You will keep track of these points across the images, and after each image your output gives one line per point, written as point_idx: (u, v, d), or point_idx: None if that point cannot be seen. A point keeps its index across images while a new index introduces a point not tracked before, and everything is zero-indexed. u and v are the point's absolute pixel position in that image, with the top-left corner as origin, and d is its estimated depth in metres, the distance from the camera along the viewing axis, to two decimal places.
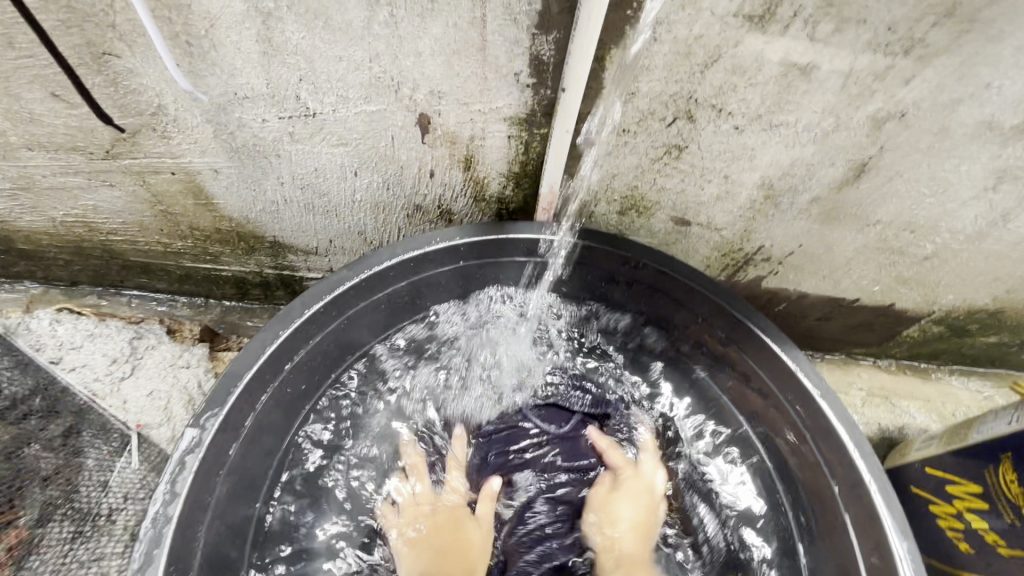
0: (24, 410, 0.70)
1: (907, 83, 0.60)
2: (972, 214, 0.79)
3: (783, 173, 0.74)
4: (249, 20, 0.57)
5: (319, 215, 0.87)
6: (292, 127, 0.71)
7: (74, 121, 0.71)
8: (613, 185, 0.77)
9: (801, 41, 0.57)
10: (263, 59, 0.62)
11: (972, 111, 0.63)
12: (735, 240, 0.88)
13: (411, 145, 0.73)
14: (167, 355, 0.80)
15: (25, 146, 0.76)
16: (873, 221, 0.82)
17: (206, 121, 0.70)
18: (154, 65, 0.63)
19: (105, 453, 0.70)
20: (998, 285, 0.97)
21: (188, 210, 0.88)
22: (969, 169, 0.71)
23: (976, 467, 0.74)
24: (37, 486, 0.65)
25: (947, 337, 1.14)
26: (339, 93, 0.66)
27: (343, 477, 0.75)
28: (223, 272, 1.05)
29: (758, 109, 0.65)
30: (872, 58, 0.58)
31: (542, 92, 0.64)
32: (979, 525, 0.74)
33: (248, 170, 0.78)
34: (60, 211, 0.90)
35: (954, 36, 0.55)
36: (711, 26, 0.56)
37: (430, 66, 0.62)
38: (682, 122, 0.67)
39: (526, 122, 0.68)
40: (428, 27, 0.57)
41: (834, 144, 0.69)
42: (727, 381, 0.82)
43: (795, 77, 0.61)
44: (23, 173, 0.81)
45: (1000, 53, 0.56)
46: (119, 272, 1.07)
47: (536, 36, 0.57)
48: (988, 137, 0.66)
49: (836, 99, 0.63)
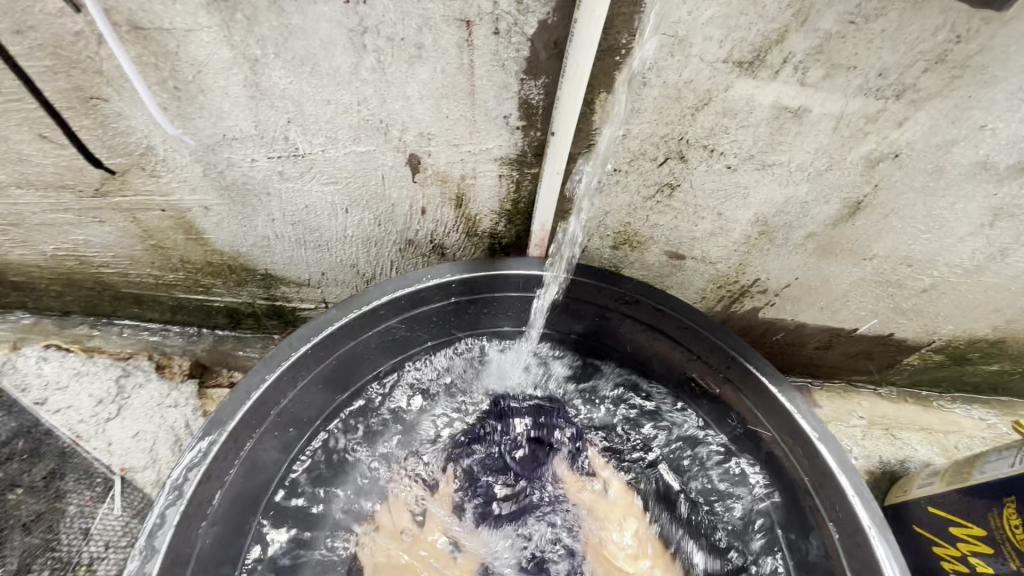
0: (7, 450, 0.70)
1: (900, 125, 0.60)
2: (970, 249, 0.78)
3: (777, 211, 0.73)
4: (236, 66, 0.57)
5: (311, 249, 0.87)
6: (282, 166, 0.70)
7: (63, 161, 0.71)
8: (606, 222, 0.77)
9: (792, 86, 0.56)
10: (251, 102, 0.61)
11: (967, 151, 0.62)
12: (731, 273, 0.87)
13: (401, 184, 0.72)
14: (155, 394, 0.78)
15: (14, 184, 0.75)
16: (870, 255, 0.81)
17: (195, 161, 0.70)
18: (141, 108, 0.62)
19: (87, 498, 0.68)
20: (999, 316, 0.95)
21: (179, 245, 0.88)
22: (965, 207, 0.70)
23: (980, 511, 0.72)
24: (20, 532, 0.66)
25: (948, 365, 1.13)
26: (328, 135, 0.65)
27: (342, 508, 0.76)
28: (216, 302, 1.04)
29: (751, 149, 0.64)
30: (864, 102, 0.57)
31: (532, 134, 0.64)
32: (985, 569, 0.73)
33: (238, 207, 0.78)
34: (51, 246, 0.90)
35: (946, 80, 0.54)
36: (700, 71, 0.55)
37: (419, 109, 0.61)
38: (674, 162, 0.66)
39: (516, 162, 0.68)
40: (416, 72, 0.57)
41: (827, 182, 0.68)
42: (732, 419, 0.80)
43: (787, 120, 0.60)
44: (13, 210, 0.81)
45: (994, 97, 0.56)
46: (112, 303, 1.06)
47: (524, 81, 0.57)
48: (984, 176, 0.65)
49: (830, 140, 0.62)
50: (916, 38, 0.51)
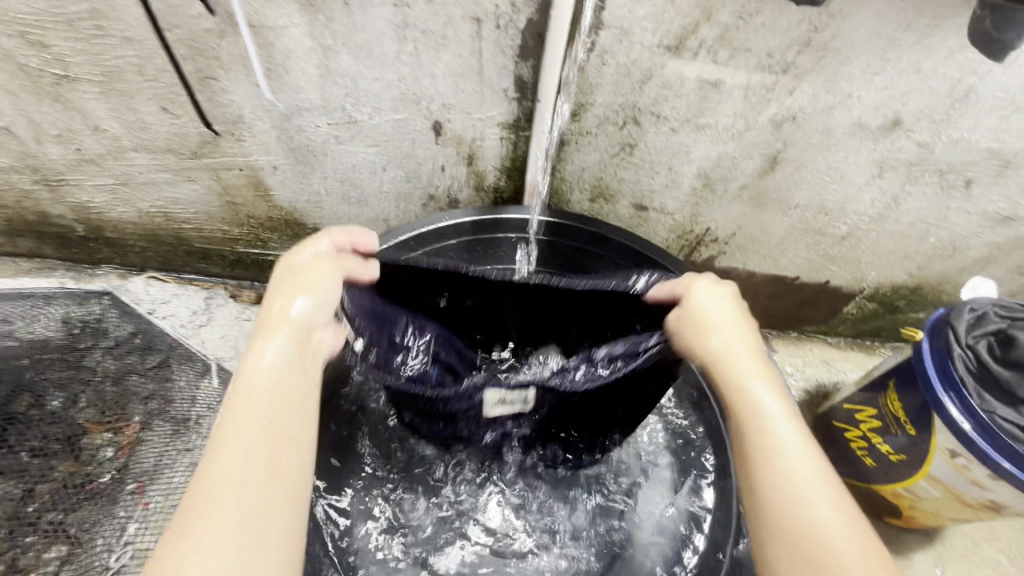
0: (127, 346, 0.92)
1: (791, 93, 0.82)
2: (869, 198, 1.00)
3: (714, 166, 0.96)
4: (314, 52, 0.81)
5: (353, 204, 1.10)
6: (338, 131, 0.94)
7: (174, 128, 0.95)
8: (584, 175, 1.00)
9: (709, 64, 0.79)
10: (321, 80, 0.85)
11: (844, 114, 0.85)
12: (686, 222, 1.09)
13: (427, 145, 0.95)
14: (233, 310, 1.04)
15: (133, 148, 0.99)
16: (793, 204, 1.03)
17: (273, 127, 0.94)
18: (241, 84, 0.86)
19: (192, 374, 0.92)
20: (911, 262, 1.16)
21: (248, 201, 1.11)
22: (856, 160, 0.92)
23: (879, 394, 0.92)
24: (139, 402, 0.87)
25: (882, 313, 1.33)
26: (375, 105, 0.89)
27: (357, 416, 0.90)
28: (270, 256, 1.27)
29: (686, 114, 0.87)
30: (761, 76, 0.80)
31: (525, 103, 0.87)
32: (878, 440, 0.92)
33: (301, 166, 1.01)
34: (147, 204, 1.14)
35: (816, 59, 0.77)
36: (642, 54, 0.78)
37: (442, 84, 0.85)
38: (631, 125, 0.89)
39: (513, 127, 0.91)
40: (441, 56, 0.80)
41: (748, 140, 0.91)
42: None
43: (709, 90, 0.83)
44: (126, 170, 1.04)
45: (853, 71, 0.78)
46: (183, 258, 1.30)
47: (518, 62, 0.80)
48: (863, 134, 0.88)
49: (743, 106, 0.85)
50: (788, 28, 0.73)
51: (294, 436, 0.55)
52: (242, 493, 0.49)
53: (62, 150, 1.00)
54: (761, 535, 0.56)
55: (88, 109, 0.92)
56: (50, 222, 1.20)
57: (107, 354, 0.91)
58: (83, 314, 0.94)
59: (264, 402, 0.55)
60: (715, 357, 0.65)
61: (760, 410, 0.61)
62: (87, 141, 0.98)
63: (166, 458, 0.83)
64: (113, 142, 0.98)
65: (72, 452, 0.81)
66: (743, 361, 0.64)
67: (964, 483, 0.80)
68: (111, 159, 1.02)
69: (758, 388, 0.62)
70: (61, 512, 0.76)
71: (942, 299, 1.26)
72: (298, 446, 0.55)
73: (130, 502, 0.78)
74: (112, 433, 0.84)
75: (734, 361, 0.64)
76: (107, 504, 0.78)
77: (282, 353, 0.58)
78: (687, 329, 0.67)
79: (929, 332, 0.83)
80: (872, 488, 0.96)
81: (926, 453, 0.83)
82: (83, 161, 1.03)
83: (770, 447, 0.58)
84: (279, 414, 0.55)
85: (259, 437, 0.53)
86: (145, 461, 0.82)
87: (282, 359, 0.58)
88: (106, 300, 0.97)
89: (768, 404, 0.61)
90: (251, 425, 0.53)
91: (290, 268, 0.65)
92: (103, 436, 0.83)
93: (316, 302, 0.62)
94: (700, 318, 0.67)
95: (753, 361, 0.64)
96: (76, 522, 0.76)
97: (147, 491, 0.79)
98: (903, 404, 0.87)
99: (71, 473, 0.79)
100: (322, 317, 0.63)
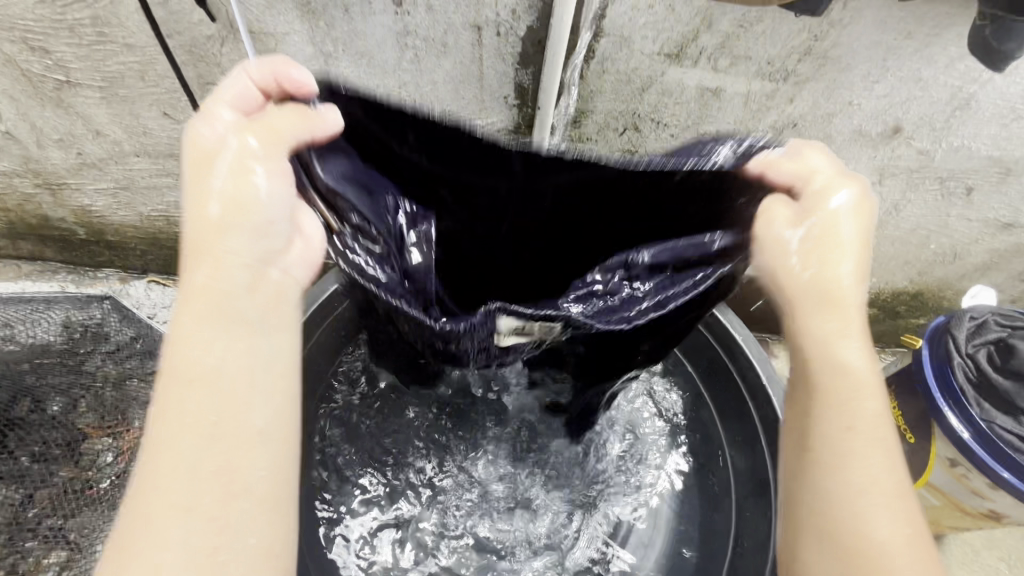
0: (127, 351, 0.93)
1: (791, 101, 0.82)
2: None
3: None
4: (315, 59, 0.81)
5: None
6: None
7: (176, 133, 0.95)
8: None
9: (709, 71, 0.79)
10: None
11: (844, 121, 0.85)
12: None
13: None
14: None
15: (134, 153, 1.00)
16: None
17: None
18: None
19: None
20: (911, 268, 1.16)
21: None
22: (856, 167, 0.92)
23: None
24: (139, 407, 0.88)
25: (882, 319, 1.32)
26: None
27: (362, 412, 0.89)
28: None
29: (686, 121, 0.87)
30: (761, 84, 0.80)
31: (525, 110, 0.87)
32: None
33: None
34: (148, 207, 1.14)
35: (816, 67, 0.77)
36: (642, 61, 0.78)
37: (442, 91, 0.85)
38: (631, 131, 0.89)
39: (514, 133, 0.91)
40: (442, 63, 0.81)
41: None
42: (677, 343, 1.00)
43: (709, 97, 0.83)
44: (127, 174, 1.05)
45: (853, 79, 0.78)
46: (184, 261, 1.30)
47: (518, 69, 0.80)
48: (863, 142, 0.88)
49: (743, 113, 0.85)
50: (789, 37, 0.73)
51: (251, 432, 0.46)
52: (186, 522, 0.42)
53: (63, 155, 1.01)
54: (805, 535, 0.52)
55: (90, 115, 0.92)
56: (52, 226, 1.20)
57: (107, 359, 0.91)
58: (83, 318, 0.94)
59: (201, 397, 0.45)
60: (818, 299, 0.51)
61: (848, 373, 0.51)
62: (89, 146, 0.98)
63: None
64: (114, 146, 0.98)
65: (71, 457, 0.82)
66: (843, 291, 0.51)
67: (963, 491, 0.80)
68: (112, 164, 1.02)
69: (850, 351, 0.51)
70: (60, 517, 0.77)
71: (943, 305, 1.25)
72: (261, 440, 0.46)
73: None
74: (112, 439, 0.85)
75: (845, 291, 0.51)
76: (106, 510, 0.79)
77: (214, 326, 0.46)
78: (772, 245, 0.53)
79: (929, 340, 0.83)
80: None
81: (926, 462, 0.83)
82: (85, 166, 1.03)
83: (837, 443, 0.50)
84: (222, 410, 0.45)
85: (202, 441, 0.44)
86: None
87: (219, 329, 0.46)
88: (106, 305, 0.96)
89: (853, 357, 0.51)
90: (189, 431, 0.44)
91: (214, 175, 0.49)
92: (103, 441, 0.84)
93: (252, 235, 0.49)
94: (814, 226, 0.51)
95: (857, 281, 0.51)
96: (76, 527, 0.77)
97: None
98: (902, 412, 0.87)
99: (71, 478, 0.80)
100: (276, 246, 0.51)
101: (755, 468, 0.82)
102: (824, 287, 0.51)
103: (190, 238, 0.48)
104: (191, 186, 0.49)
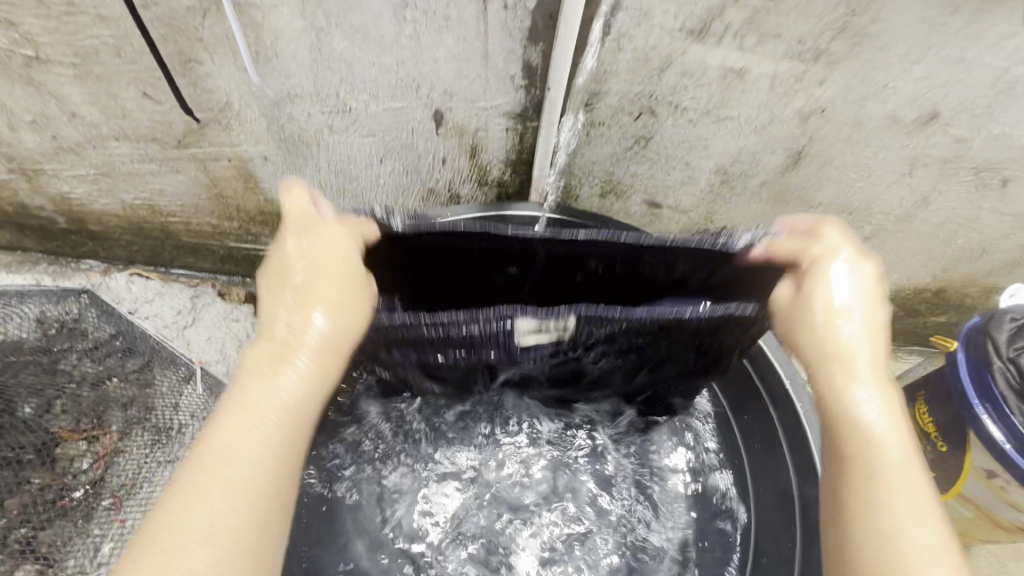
0: (107, 349, 0.87)
1: (822, 83, 0.76)
2: (897, 197, 0.94)
3: (733, 161, 0.90)
4: (305, 34, 0.74)
5: (348, 199, 1.04)
6: (332, 120, 0.87)
7: (157, 115, 0.88)
8: (595, 169, 0.94)
9: (734, 51, 0.73)
10: (313, 64, 0.79)
11: (877, 106, 0.79)
12: (701, 220, 1.03)
13: (427, 136, 0.89)
14: (221, 311, 0.99)
15: (112, 136, 0.93)
16: (816, 203, 0.97)
17: (262, 116, 0.87)
18: (228, 70, 0.80)
19: (175, 380, 0.87)
20: (935, 265, 1.10)
21: (238, 193, 1.05)
22: (886, 156, 0.86)
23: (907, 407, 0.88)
24: (120, 408, 0.82)
25: (900, 316, 1.27)
26: (371, 93, 0.82)
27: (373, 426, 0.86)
28: (262, 251, 1.21)
29: (707, 105, 0.81)
30: (790, 64, 0.74)
31: (533, 92, 0.81)
32: None
33: (292, 157, 0.95)
34: (130, 195, 1.07)
35: (851, 46, 0.71)
36: (662, 38, 0.72)
37: (444, 70, 0.78)
38: (647, 116, 0.83)
39: (520, 117, 0.85)
40: (444, 39, 0.74)
41: (772, 134, 0.84)
42: None
43: (733, 79, 0.77)
44: (106, 160, 0.98)
45: (891, 59, 0.72)
46: (171, 252, 1.24)
47: (527, 46, 0.74)
48: (895, 128, 0.82)
49: (768, 96, 0.79)
50: (823, 12, 0.67)
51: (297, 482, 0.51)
52: (206, 530, 0.44)
53: (37, 138, 0.94)
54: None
55: (63, 94, 0.85)
56: (30, 214, 1.14)
57: (84, 357, 0.85)
58: (59, 313, 0.88)
59: (244, 428, 0.49)
60: (826, 358, 0.57)
61: (864, 424, 0.54)
62: (64, 129, 0.92)
63: (145, 470, 0.78)
64: (91, 129, 0.92)
65: (44, 462, 0.74)
66: (858, 351, 0.57)
67: (998, 505, 0.75)
68: (90, 148, 0.96)
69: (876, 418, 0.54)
70: (30, 529, 0.69)
71: (965, 303, 1.20)
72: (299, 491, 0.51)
73: (105, 519, 0.73)
74: (89, 443, 0.78)
75: (852, 349, 0.56)
76: (80, 522, 0.72)
77: (279, 372, 0.52)
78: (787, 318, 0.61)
79: (965, 342, 0.78)
80: None
81: (959, 472, 0.78)
82: (61, 150, 0.96)
83: (863, 488, 0.52)
84: (260, 439, 0.49)
85: (224, 472, 0.46)
86: (122, 474, 0.77)
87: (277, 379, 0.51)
88: (84, 299, 0.90)
89: (870, 412, 0.54)
90: (221, 448, 0.48)
91: (305, 263, 0.57)
92: (80, 444, 0.78)
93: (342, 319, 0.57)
94: (815, 294, 0.59)
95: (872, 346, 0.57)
96: (47, 539, 0.69)
97: (124, 507, 0.74)
98: (933, 418, 0.82)
99: (42, 486, 0.73)
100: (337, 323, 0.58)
101: (777, 475, 0.78)
102: (831, 352, 0.57)
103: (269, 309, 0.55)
104: (273, 275, 0.57)
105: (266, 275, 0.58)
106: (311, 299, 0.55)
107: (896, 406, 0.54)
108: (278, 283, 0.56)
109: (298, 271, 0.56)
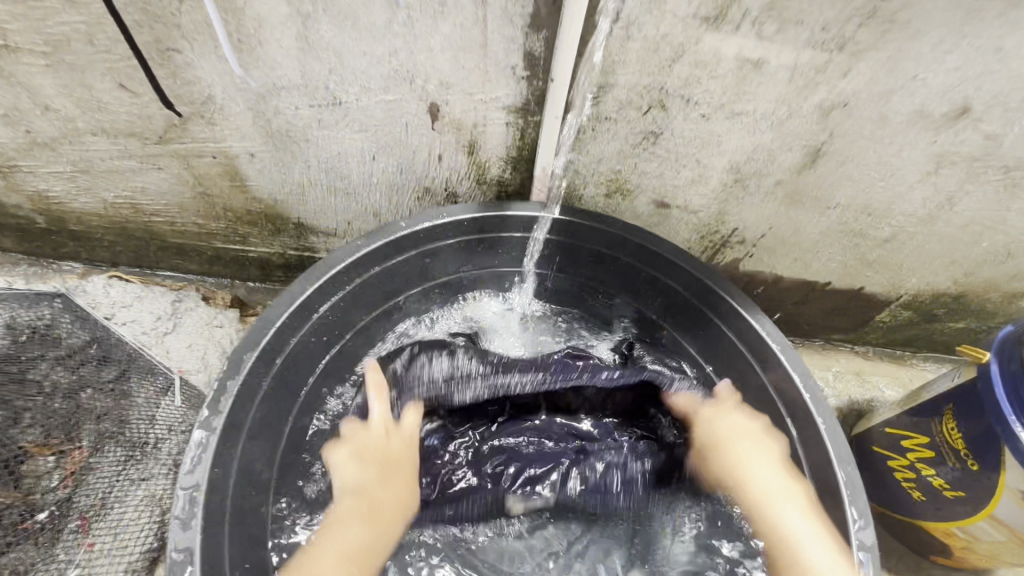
0: (82, 356, 0.81)
1: (845, 75, 0.71)
2: (921, 197, 0.89)
3: (747, 159, 0.85)
4: (290, 20, 0.69)
5: (340, 198, 0.99)
6: (321, 114, 0.82)
7: (135, 108, 0.83)
8: (600, 168, 0.89)
9: (752, 39, 0.67)
10: (300, 53, 0.73)
11: (904, 100, 0.73)
12: (711, 222, 0.98)
13: (422, 131, 0.84)
14: (203, 316, 0.91)
15: (89, 131, 0.88)
16: (833, 203, 0.92)
17: (247, 109, 0.82)
18: (208, 59, 0.75)
19: (152, 392, 0.81)
20: (957, 269, 1.05)
21: (224, 192, 1.00)
22: (911, 154, 0.81)
23: (929, 419, 0.81)
24: (92, 420, 0.76)
25: (917, 321, 1.21)
26: (362, 84, 0.77)
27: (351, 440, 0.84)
28: (250, 253, 1.16)
29: (721, 98, 0.75)
30: (812, 54, 0.68)
31: (535, 84, 0.75)
32: (929, 473, 0.81)
33: (280, 153, 0.90)
34: (111, 193, 1.02)
35: (878, 34, 0.65)
36: (674, 26, 0.67)
37: (440, 60, 0.73)
38: (656, 110, 0.78)
39: (521, 111, 0.80)
40: (440, 26, 0.69)
41: (789, 130, 0.79)
42: (703, 347, 0.91)
43: (749, 71, 0.71)
44: (84, 156, 0.93)
45: (921, 49, 0.67)
46: (156, 253, 1.18)
47: (529, 34, 0.69)
48: (922, 124, 0.76)
49: (787, 89, 0.73)
50: None
51: None
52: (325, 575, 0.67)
53: (10, 133, 0.89)
54: None
55: (35, 86, 0.80)
56: (7, 213, 1.08)
57: (57, 365, 0.79)
58: (31, 318, 0.82)
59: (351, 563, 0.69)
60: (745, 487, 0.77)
61: (792, 538, 0.71)
62: (38, 123, 0.87)
63: (116, 490, 0.73)
64: (66, 123, 0.86)
65: (9, 480, 0.70)
66: (770, 479, 0.75)
67: None
68: (67, 143, 0.90)
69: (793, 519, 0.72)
70: None
71: (986, 308, 1.15)
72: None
73: (72, 543, 0.69)
74: (57, 458, 0.73)
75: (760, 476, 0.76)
76: (44, 545, 0.68)
77: (371, 526, 0.73)
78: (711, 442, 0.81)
79: (998, 353, 0.72)
80: (919, 524, 0.86)
81: (992, 493, 0.73)
82: (35, 145, 0.91)
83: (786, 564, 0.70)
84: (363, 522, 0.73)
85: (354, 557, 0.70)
86: (91, 494, 0.72)
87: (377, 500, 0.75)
88: (58, 304, 0.84)
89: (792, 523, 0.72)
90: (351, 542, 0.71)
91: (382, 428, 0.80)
92: (48, 459, 0.73)
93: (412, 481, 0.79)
94: (736, 430, 0.80)
95: (784, 480, 0.75)
96: (11, 563, 0.66)
97: (93, 530, 0.70)
98: (962, 433, 0.76)
99: (7, 506, 0.68)
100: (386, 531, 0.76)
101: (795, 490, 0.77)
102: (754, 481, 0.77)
103: (344, 517, 0.73)
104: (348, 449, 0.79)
105: (339, 453, 0.79)
106: (393, 450, 0.78)
107: (810, 509, 0.72)
108: (356, 457, 0.77)
109: (377, 454, 0.78)
